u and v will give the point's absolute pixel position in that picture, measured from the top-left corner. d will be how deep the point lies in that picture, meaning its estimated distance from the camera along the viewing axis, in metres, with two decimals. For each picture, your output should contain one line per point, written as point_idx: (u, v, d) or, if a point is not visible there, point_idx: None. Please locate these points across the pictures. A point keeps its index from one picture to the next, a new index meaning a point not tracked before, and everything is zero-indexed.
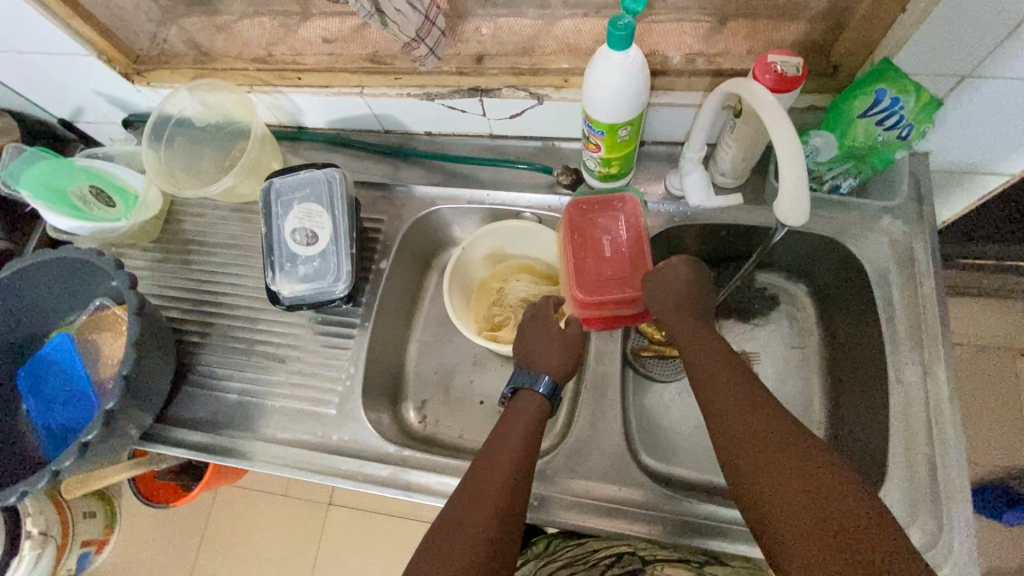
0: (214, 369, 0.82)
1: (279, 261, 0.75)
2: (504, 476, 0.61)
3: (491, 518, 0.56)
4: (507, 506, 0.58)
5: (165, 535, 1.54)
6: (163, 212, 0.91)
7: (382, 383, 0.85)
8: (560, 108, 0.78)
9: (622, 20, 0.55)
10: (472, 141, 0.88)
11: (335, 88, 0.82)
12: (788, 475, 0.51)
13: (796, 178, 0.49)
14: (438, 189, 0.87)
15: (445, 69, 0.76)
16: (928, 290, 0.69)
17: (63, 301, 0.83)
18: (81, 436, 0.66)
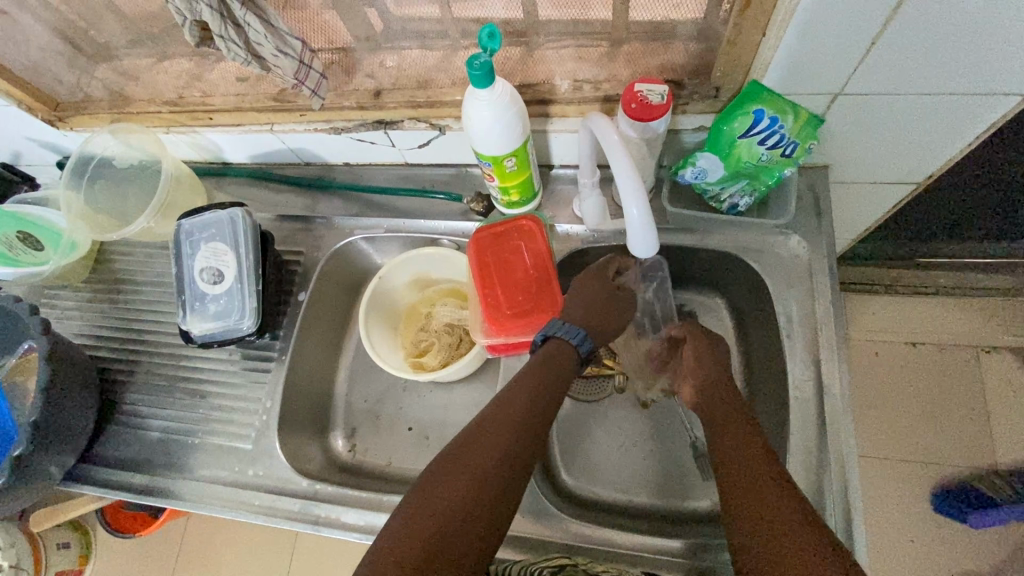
0: (138, 407, 0.84)
1: (190, 300, 0.77)
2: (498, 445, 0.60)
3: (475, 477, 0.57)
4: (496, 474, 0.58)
5: (141, 564, 1.56)
6: (92, 253, 0.93)
7: (307, 413, 0.86)
8: (462, 137, 0.79)
9: (479, 59, 0.56)
10: (389, 170, 0.90)
11: (247, 126, 0.83)
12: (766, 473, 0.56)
13: (641, 212, 0.55)
14: (356, 219, 0.88)
15: (345, 104, 0.77)
16: (824, 303, 0.70)
17: None
18: None
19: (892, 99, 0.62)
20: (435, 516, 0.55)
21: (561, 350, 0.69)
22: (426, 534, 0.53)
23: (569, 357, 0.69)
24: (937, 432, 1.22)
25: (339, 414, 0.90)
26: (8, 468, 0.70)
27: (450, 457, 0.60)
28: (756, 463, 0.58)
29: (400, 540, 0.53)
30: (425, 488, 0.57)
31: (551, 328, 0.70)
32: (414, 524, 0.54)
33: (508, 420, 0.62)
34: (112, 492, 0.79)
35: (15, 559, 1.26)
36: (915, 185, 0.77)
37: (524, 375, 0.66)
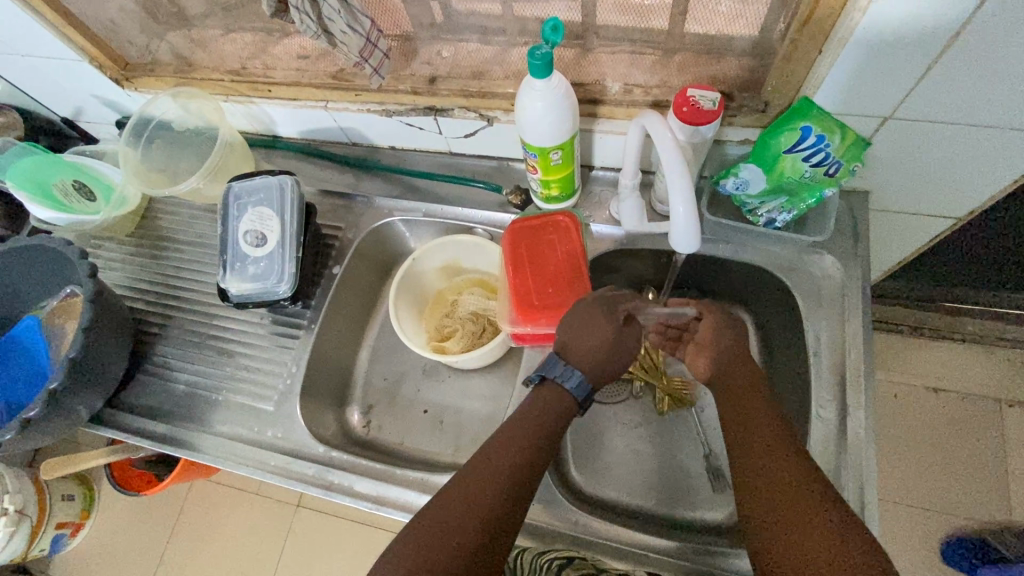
0: (167, 360, 0.86)
1: (230, 261, 0.79)
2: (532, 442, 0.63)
3: (513, 466, 0.61)
4: (527, 465, 0.61)
5: (142, 523, 1.61)
6: (140, 209, 0.97)
7: (328, 384, 0.87)
8: (508, 129, 0.81)
9: (541, 50, 0.58)
10: (432, 157, 0.92)
11: (302, 101, 0.87)
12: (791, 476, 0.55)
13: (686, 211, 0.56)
14: (395, 201, 0.91)
15: (400, 87, 0.80)
16: (855, 326, 0.71)
17: (38, 287, 0.87)
18: (24, 412, 0.71)
19: (942, 128, 0.62)
20: (469, 500, 0.58)
21: (556, 395, 0.66)
22: (460, 515, 0.57)
23: (563, 408, 0.66)
24: (952, 481, 1.20)
25: (357, 389, 0.91)
26: (43, 400, 0.72)
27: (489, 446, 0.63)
28: (765, 427, 0.60)
29: (439, 516, 0.57)
30: (468, 468, 0.61)
31: (552, 367, 0.67)
32: (452, 499, 0.58)
33: (540, 417, 0.64)
34: (133, 438, 0.81)
35: (22, 504, 1.40)
36: (953, 221, 0.77)
37: (514, 413, 0.66)
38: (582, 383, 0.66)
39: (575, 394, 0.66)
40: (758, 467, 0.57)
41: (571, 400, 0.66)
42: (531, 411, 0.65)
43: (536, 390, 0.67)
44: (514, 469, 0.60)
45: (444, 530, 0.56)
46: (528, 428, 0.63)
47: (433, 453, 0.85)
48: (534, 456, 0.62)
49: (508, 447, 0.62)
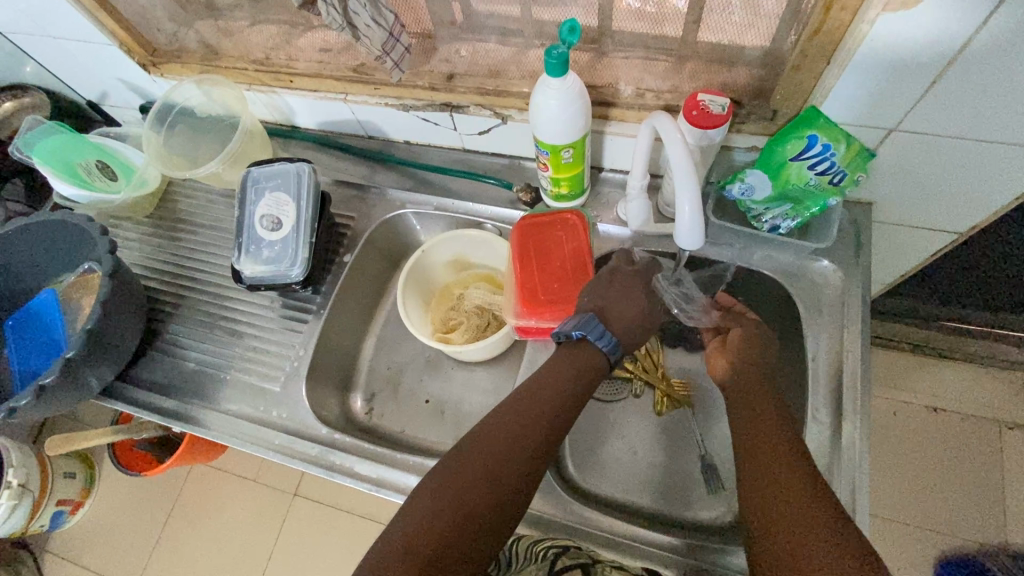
0: (179, 338, 0.88)
1: (245, 244, 0.81)
2: (556, 404, 0.66)
3: (538, 422, 0.64)
4: (551, 424, 0.65)
5: (141, 504, 1.63)
6: (159, 191, 0.99)
7: (333, 369, 0.89)
8: (521, 128, 0.83)
9: (557, 50, 0.60)
10: (446, 153, 0.94)
11: (323, 93, 0.89)
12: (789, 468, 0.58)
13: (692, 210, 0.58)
14: (408, 194, 0.93)
15: (418, 83, 0.82)
16: (854, 333, 0.72)
17: (56, 261, 0.89)
18: (40, 379, 0.73)
19: (946, 142, 0.64)
20: (493, 444, 0.62)
21: (590, 355, 0.71)
22: (483, 458, 0.61)
23: (596, 368, 0.70)
24: (948, 501, 1.20)
25: (361, 376, 0.93)
26: (58, 369, 0.74)
27: (517, 400, 0.66)
28: (770, 427, 0.63)
29: (465, 458, 0.61)
30: (496, 416, 0.65)
31: (592, 328, 0.71)
32: (479, 443, 0.62)
33: (567, 382, 0.68)
34: (141, 412, 0.83)
35: (24, 478, 1.44)
36: (955, 236, 0.78)
37: (542, 372, 0.69)
38: (616, 344, 0.72)
39: (607, 350, 0.71)
40: (760, 456, 0.60)
41: (604, 356, 0.71)
42: (560, 374, 0.68)
43: (569, 348, 0.71)
44: (538, 425, 0.64)
45: (468, 467, 0.60)
46: (554, 391, 0.67)
47: (432, 442, 0.87)
48: (558, 418, 0.65)
49: (536, 404, 0.66)
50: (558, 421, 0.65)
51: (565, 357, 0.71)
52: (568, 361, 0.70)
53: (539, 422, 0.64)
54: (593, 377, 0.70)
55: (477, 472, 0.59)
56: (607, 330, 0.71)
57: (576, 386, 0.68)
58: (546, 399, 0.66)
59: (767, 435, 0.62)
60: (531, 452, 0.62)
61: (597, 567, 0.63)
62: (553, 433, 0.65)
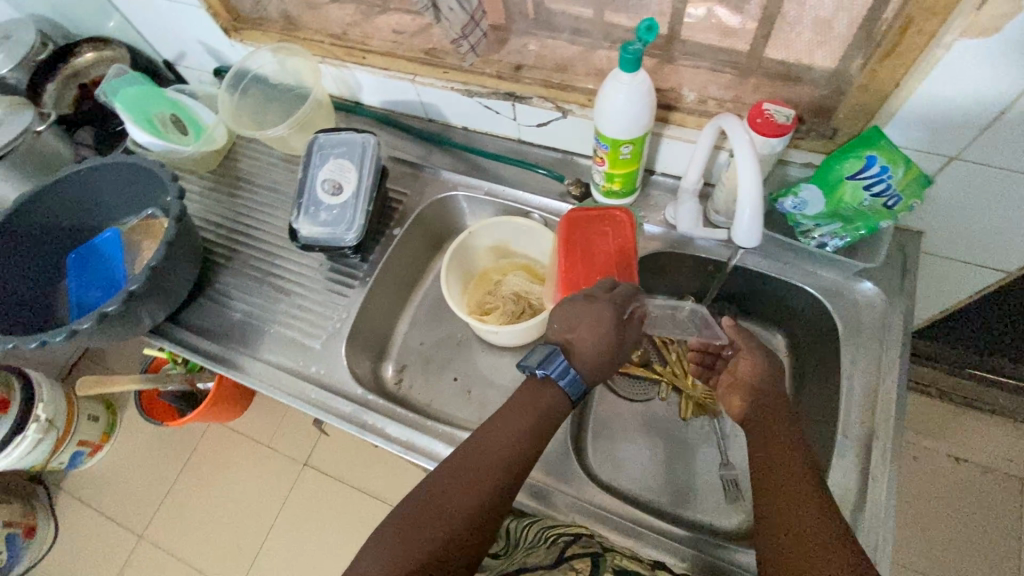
0: (227, 289, 0.92)
1: (305, 205, 0.84)
2: (510, 446, 0.65)
3: (496, 467, 0.64)
4: (508, 466, 0.64)
5: (156, 455, 1.68)
6: (224, 149, 1.03)
7: (370, 336, 0.92)
8: (580, 124, 0.85)
9: (633, 46, 0.62)
10: (501, 142, 0.97)
11: (392, 72, 0.93)
12: (799, 484, 0.60)
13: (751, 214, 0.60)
14: (460, 177, 0.96)
15: (486, 70, 0.85)
16: (892, 357, 0.72)
17: (121, 203, 0.94)
18: (103, 306, 0.77)
19: (1007, 175, 0.64)
20: (447, 498, 0.62)
21: (552, 395, 0.68)
22: (437, 511, 0.61)
23: (560, 406, 0.68)
24: (961, 552, 1.18)
25: (395, 347, 0.96)
26: (120, 299, 0.77)
27: (473, 446, 0.66)
28: (783, 447, 0.64)
29: (420, 509, 0.61)
30: (451, 464, 0.65)
31: (553, 366, 0.68)
32: (432, 495, 0.62)
33: (523, 423, 0.66)
34: (186, 353, 0.86)
35: (52, 415, 1.50)
36: (1003, 275, 0.78)
37: (499, 414, 0.68)
38: (581, 383, 0.68)
39: (569, 390, 0.68)
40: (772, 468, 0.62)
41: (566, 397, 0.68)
42: (517, 413, 0.67)
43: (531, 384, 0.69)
44: (493, 470, 0.64)
45: (422, 521, 0.60)
46: (509, 434, 0.65)
47: (458, 418, 0.89)
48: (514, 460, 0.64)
49: (491, 449, 0.65)
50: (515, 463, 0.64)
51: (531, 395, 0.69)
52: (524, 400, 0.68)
53: (495, 466, 0.64)
54: (552, 415, 0.68)
55: (431, 524, 0.59)
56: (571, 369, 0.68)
57: (533, 425, 0.66)
58: (499, 443, 0.65)
59: (775, 451, 0.64)
60: (488, 497, 0.62)
61: (606, 557, 0.62)
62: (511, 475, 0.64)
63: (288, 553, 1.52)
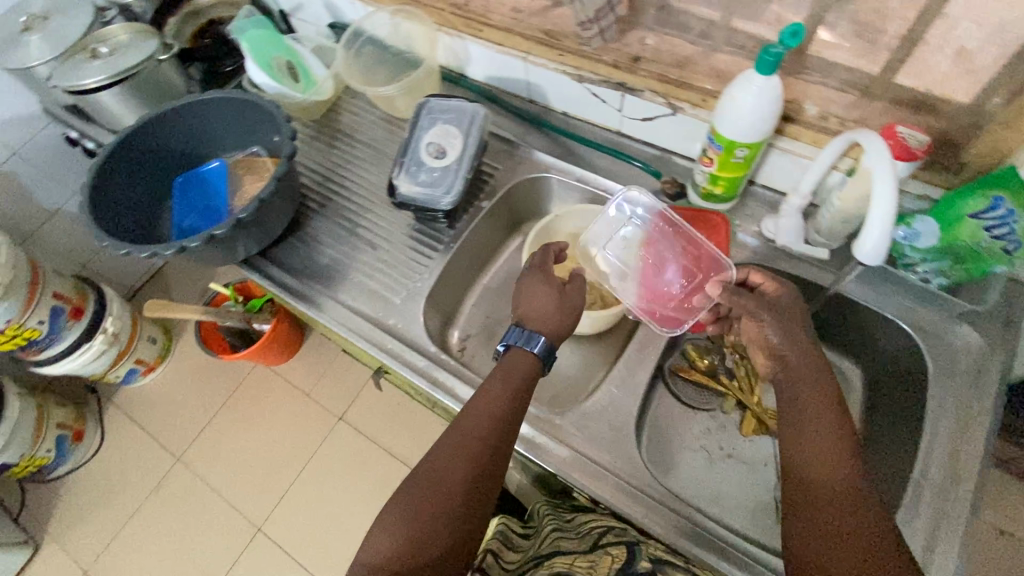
0: (317, 234, 0.95)
1: (407, 164, 0.86)
2: (493, 425, 0.67)
3: (482, 449, 0.65)
4: (495, 445, 0.66)
5: (201, 385, 1.76)
6: (330, 102, 1.07)
7: (444, 301, 0.94)
8: (688, 124, 0.85)
9: (775, 49, 0.62)
10: (599, 132, 0.97)
11: (506, 48, 0.94)
12: (840, 485, 0.56)
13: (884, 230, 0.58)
14: (554, 160, 0.97)
15: (604, 58, 0.85)
16: (984, 406, 0.70)
17: (229, 137, 1.00)
18: (212, 229, 0.80)
19: None
20: (439, 488, 0.63)
21: (522, 359, 0.73)
22: (432, 503, 0.62)
23: (530, 370, 0.73)
24: None
25: (463, 316, 0.98)
26: (229, 225, 0.81)
27: (458, 432, 0.67)
28: (831, 444, 0.59)
29: (417, 502, 0.62)
30: (440, 454, 0.66)
31: (512, 336, 0.75)
32: (428, 489, 0.63)
33: (501, 402, 0.68)
34: (273, 287, 0.90)
35: (118, 329, 1.60)
36: None
37: (480, 398, 0.70)
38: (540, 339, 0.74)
39: (536, 351, 0.74)
40: (818, 466, 0.58)
41: (534, 358, 0.73)
42: (494, 393, 0.69)
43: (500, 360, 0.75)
44: (479, 449, 0.65)
45: (421, 514, 0.61)
46: (490, 415, 0.67)
47: None
48: (498, 438, 0.67)
49: (474, 433, 0.66)
50: (500, 441, 0.67)
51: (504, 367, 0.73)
52: (498, 373, 0.72)
53: (480, 446, 0.66)
54: (526, 379, 0.72)
55: (430, 515, 0.61)
56: (524, 330, 0.75)
57: (513, 400, 0.69)
58: (483, 425, 0.67)
59: (815, 464, 0.58)
60: (479, 478, 0.64)
61: (643, 544, 0.68)
62: (497, 453, 0.66)
63: (311, 499, 1.58)
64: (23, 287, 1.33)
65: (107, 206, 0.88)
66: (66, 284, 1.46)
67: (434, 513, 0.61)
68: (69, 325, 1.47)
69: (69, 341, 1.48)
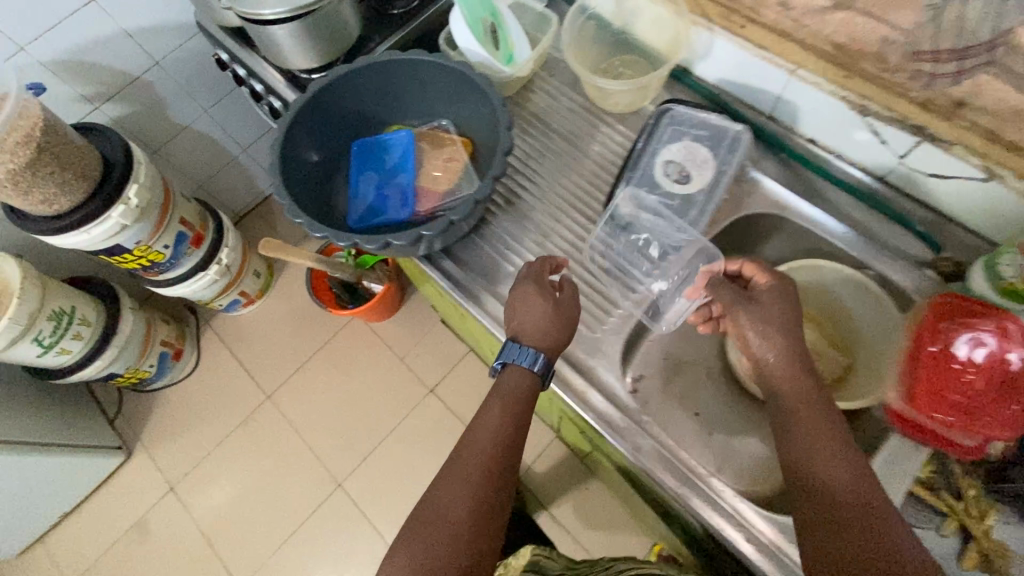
0: (502, 237, 0.85)
1: (639, 181, 0.84)
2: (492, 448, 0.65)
3: (482, 476, 0.62)
4: (495, 471, 0.63)
5: (298, 327, 1.75)
6: (527, 79, 0.94)
7: (628, 336, 0.83)
8: (1001, 195, 0.68)
9: None
10: (855, 173, 0.80)
11: (770, 54, 0.77)
12: None
13: None
14: (790, 197, 0.82)
15: (912, 94, 0.66)
16: None
17: (414, 102, 0.88)
18: (422, 228, 0.73)
19: None
20: (438, 527, 0.59)
21: (521, 377, 0.70)
22: (432, 547, 0.57)
23: (531, 387, 0.70)
24: None
25: (639, 352, 0.87)
26: (442, 226, 0.73)
27: (455, 464, 0.64)
28: (866, 549, 0.52)
29: (418, 547, 0.58)
30: (437, 490, 0.62)
31: (510, 354, 0.71)
32: (427, 529, 0.59)
33: (496, 423, 0.66)
34: (452, 290, 0.82)
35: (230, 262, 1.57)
36: None
37: (477, 423, 0.67)
38: (537, 351, 0.70)
39: (533, 367, 0.70)
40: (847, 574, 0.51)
41: (535, 376, 0.70)
42: (492, 414, 0.67)
43: (499, 378, 0.71)
44: (479, 476, 0.62)
45: (422, 558, 0.57)
46: (487, 439, 0.65)
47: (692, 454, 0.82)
48: (500, 464, 0.64)
49: (472, 458, 0.64)
50: (501, 465, 0.64)
51: (500, 388, 0.70)
52: (493, 395, 0.70)
53: (478, 472, 0.63)
54: (525, 398, 0.69)
55: (431, 557, 0.57)
56: (521, 345, 0.70)
57: (513, 420, 0.67)
58: (482, 449, 0.64)
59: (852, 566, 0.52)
60: (483, 508, 0.61)
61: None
62: (499, 479, 0.63)
63: (391, 466, 1.57)
64: (156, 211, 1.29)
65: (297, 172, 0.80)
66: (191, 211, 1.42)
67: (436, 555, 0.57)
68: (188, 252, 1.43)
69: (186, 268, 1.45)
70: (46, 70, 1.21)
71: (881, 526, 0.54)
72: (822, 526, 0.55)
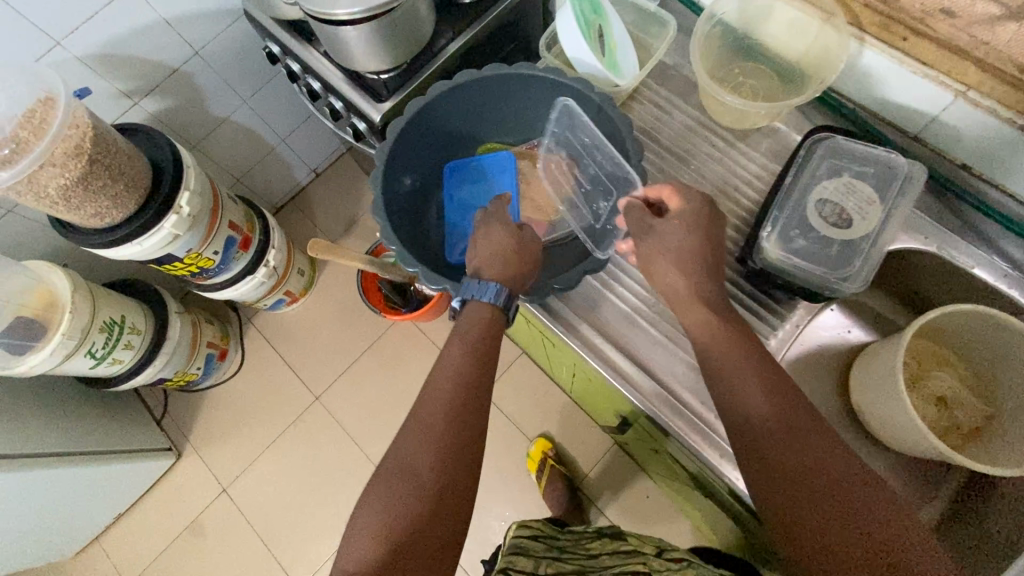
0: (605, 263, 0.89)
1: (792, 218, 0.78)
2: (459, 385, 0.70)
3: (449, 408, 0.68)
4: (465, 405, 0.69)
5: (342, 325, 1.70)
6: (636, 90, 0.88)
7: None
8: None
9: None
10: (1006, 200, 0.77)
11: (934, 74, 0.71)
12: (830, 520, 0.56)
13: None
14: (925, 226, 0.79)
15: None
16: None
17: (508, 117, 0.92)
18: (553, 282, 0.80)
19: None
20: (419, 462, 0.65)
21: (485, 313, 0.74)
22: (415, 481, 0.64)
23: (494, 322, 0.75)
24: None
25: None
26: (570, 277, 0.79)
27: (426, 402, 0.69)
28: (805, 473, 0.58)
29: (403, 483, 0.64)
30: (413, 428, 0.68)
31: (471, 291, 0.75)
32: (410, 467, 0.65)
33: (459, 358, 0.71)
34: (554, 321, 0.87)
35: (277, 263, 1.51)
36: None
37: (445, 363, 0.72)
38: (501, 288, 0.74)
39: (495, 303, 0.75)
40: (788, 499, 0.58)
41: (497, 308, 0.75)
42: (457, 352, 0.72)
43: (463, 316, 0.76)
44: (445, 408, 0.68)
45: (411, 495, 0.63)
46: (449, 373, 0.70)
47: None
48: (469, 397, 0.69)
49: (442, 395, 0.69)
50: (471, 398, 0.69)
51: (462, 324, 0.75)
52: (457, 333, 0.74)
53: (445, 405, 0.68)
54: (492, 331, 0.74)
55: (418, 491, 0.63)
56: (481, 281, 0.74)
57: (474, 352, 0.72)
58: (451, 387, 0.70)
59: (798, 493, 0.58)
60: (458, 439, 0.67)
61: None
62: (468, 408, 0.69)
63: None
64: (207, 216, 1.21)
65: (396, 203, 0.83)
66: (239, 213, 1.34)
67: (423, 487, 0.63)
68: (237, 255, 1.37)
69: (235, 272, 1.39)
70: (81, 64, 1.11)
71: (799, 436, 0.60)
72: (756, 443, 0.62)
